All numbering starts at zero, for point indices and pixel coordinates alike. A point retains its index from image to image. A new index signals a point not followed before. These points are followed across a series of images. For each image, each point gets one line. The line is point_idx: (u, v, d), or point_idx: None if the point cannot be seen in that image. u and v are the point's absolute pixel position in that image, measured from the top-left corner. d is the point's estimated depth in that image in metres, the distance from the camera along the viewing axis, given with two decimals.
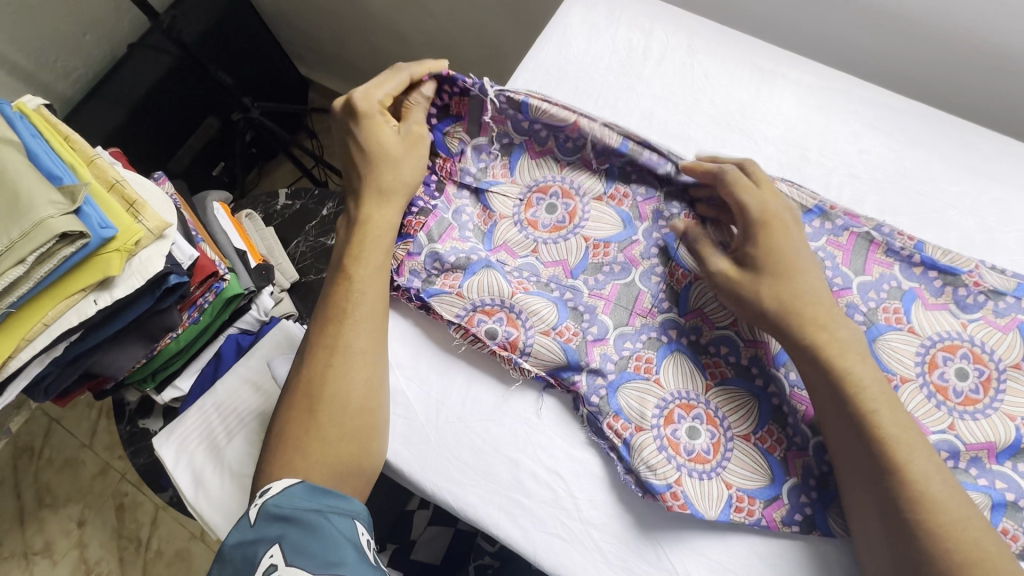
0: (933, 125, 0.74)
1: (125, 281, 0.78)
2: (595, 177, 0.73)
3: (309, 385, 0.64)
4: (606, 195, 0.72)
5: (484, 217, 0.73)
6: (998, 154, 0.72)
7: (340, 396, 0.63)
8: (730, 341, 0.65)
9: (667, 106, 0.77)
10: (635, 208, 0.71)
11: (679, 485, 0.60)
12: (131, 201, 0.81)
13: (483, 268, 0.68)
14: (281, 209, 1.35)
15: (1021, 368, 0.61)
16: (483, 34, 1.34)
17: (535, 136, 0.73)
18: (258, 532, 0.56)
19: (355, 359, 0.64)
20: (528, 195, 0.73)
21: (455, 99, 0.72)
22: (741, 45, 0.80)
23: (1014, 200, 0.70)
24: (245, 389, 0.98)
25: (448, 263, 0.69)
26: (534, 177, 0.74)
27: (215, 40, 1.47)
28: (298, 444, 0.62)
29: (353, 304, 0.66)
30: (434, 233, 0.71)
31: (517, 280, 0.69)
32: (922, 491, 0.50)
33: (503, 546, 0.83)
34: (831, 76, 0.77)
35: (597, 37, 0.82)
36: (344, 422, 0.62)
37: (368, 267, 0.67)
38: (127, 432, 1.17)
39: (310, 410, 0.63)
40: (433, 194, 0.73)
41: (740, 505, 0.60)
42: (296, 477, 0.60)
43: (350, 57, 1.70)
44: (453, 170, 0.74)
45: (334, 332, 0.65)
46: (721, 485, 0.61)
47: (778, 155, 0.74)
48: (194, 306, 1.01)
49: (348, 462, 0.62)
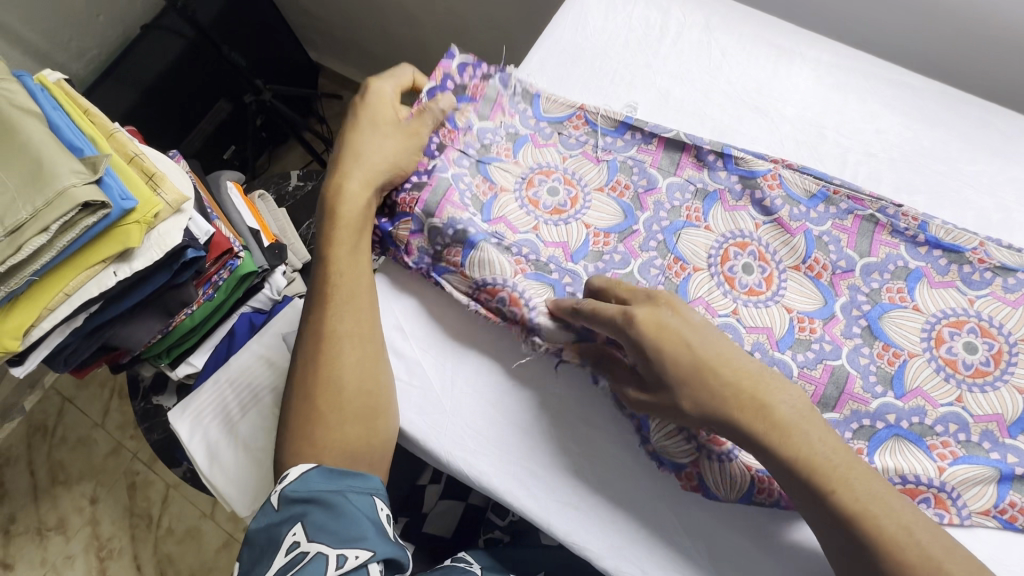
0: (951, 105, 0.73)
1: (144, 253, 0.79)
2: (598, 169, 0.72)
3: (303, 372, 0.65)
4: (607, 186, 0.71)
5: (485, 187, 0.71)
6: (1017, 133, 0.71)
7: (335, 377, 0.64)
8: (732, 328, 0.65)
9: (684, 84, 0.77)
10: (636, 199, 0.71)
11: (695, 467, 0.61)
12: (150, 174, 0.82)
13: (483, 242, 0.68)
14: (293, 191, 1.37)
15: None
16: (495, 17, 1.33)
17: (540, 131, 0.74)
18: (281, 514, 0.58)
19: (348, 339, 0.65)
20: (531, 175, 0.72)
21: (474, 82, 0.74)
22: (759, 23, 0.80)
23: None
24: (258, 365, 0.99)
25: (449, 237, 0.68)
26: (537, 162, 0.73)
27: (228, 21, 1.47)
28: (316, 416, 0.63)
29: (334, 289, 0.66)
30: (431, 204, 0.69)
31: (516, 259, 0.68)
32: None
33: (514, 520, 0.85)
34: (849, 55, 0.77)
35: (613, 15, 0.82)
36: (344, 405, 0.63)
37: (347, 251, 0.67)
38: (142, 408, 1.18)
39: (313, 395, 0.64)
40: (433, 154, 0.71)
41: (763, 487, 0.59)
42: (310, 463, 0.61)
43: (362, 41, 1.69)
44: (456, 138, 0.72)
45: (317, 320, 0.66)
46: (743, 466, 0.59)
47: (794, 134, 0.74)
48: (209, 283, 1.02)
49: (368, 434, 0.64)
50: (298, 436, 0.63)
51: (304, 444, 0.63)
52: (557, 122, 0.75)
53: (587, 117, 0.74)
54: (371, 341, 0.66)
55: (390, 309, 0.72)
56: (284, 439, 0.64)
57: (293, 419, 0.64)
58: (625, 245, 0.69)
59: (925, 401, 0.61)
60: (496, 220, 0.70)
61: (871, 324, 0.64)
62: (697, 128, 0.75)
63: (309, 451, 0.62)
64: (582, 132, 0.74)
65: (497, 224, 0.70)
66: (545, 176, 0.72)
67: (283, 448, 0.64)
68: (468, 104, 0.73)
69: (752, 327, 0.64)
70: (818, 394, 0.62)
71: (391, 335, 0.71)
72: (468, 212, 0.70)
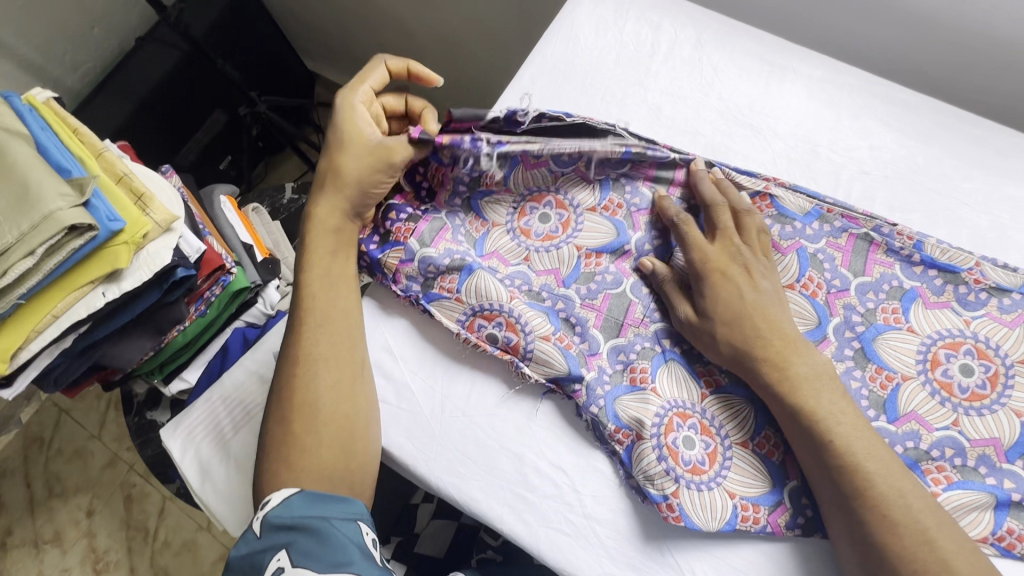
0: (946, 121, 0.73)
1: (133, 274, 0.79)
2: (590, 187, 0.71)
3: (287, 393, 0.64)
4: (600, 206, 0.71)
5: (478, 225, 0.72)
6: (1011, 150, 0.71)
7: (321, 398, 0.63)
8: None
9: (675, 100, 0.77)
10: (628, 217, 0.70)
11: (676, 497, 0.59)
12: (139, 194, 0.82)
13: (478, 270, 0.67)
14: (288, 204, 1.36)
15: None
16: (490, 28, 1.33)
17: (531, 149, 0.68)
18: (265, 542, 0.58)
19: (336, 360, 0.65)
20: (522, 204, 0.72)
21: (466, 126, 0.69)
22: (751, 39, 0.79)
23: None
24: (251, 382, 0.97)
25: (443, 266, 0.68)
26: (529, 186, 0.71)
27: (222, 34, 1.47)
28: (299, 445, 0.62)
29: (322, 310, 0.66)
30: (426, 237, 0.69)
31: (509, 288, 0.68)
32: None
33: (506, 540, 0.84)
34: (843, 71, 0.76)
35: (605, 30, 0.81)
36: (325, 429, 0.63)
37: (337, 273, 0.68)
38: (136, 423, 1.18)
39: (299, 416, 0.63)
40: (424, 200, 0.73)
41: (746, 514, 0.59)
42: (292, 487, 0.61)
43: (356, 50, 1.69)
44: (445, 178, 0.72)
45: (305, 340, 0.65)
46: (724, 494, 0.60)
47: (788, 151, 0.73)
48: (201, 299, 1.02)
49: (347, 458, 0.63)
50: (283, 456, 0.63)
51: (289, 465, 0.62)
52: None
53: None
54: (357, 361, 0.66)
55: (379, 332, 0.72)
56: (269, 460, 0.63)
57: (279, 440, 0.63)
58: (615, 264, 0.69)
59: (919, 425, 0.60)
60: (490, 253, 0.70)
61: (865, 347, 0.63)
62: (689, 144, 0.75)
63: (295, 474, 0.61)
64: None
65: (491, 258, 0.70)
66: (535, 202, 0.71)
67: (267, 469, 0.63)
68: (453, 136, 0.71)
69: None
70: None
71: (379, 357, 0.70)
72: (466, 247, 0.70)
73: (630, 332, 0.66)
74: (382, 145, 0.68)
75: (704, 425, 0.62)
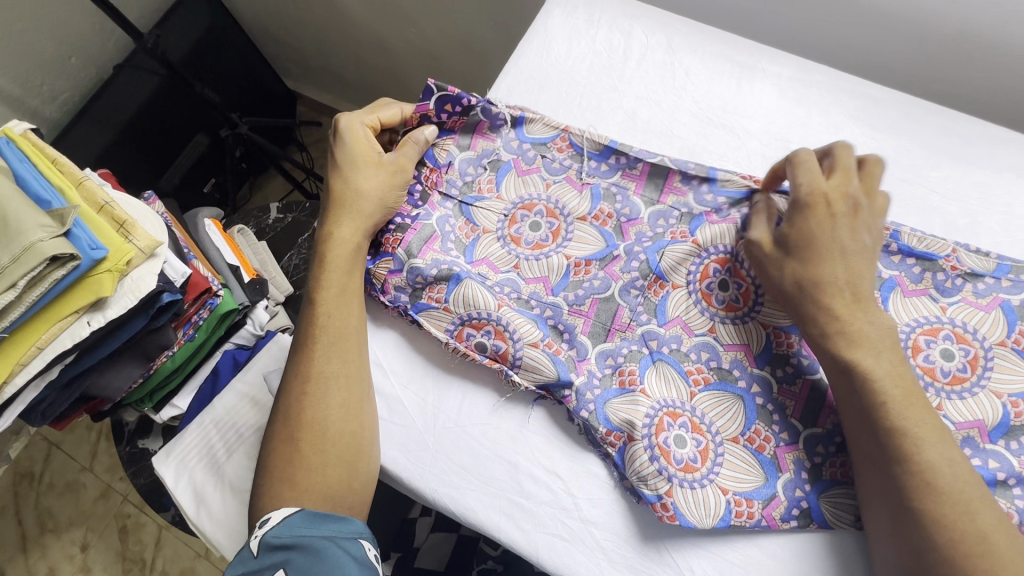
0: (912, 113, 0.75)
1: (118, 301, 0.78)
2: (581, 197, 0.72)
3: (286, 413, 0.64)
4: (590, 215, 0.71)
5: (467, 230, 0.72)
6: (977, 138, 0.73)
7: (315, 415, 0.63)
8: (710, 346, 0.66)
9: (650, 104, 0.78)
10: (617, 228, 0.71)
11: (669, 496, 0.60)
12: (121, 221, 0.82)
13: (465, 279, 0.68)
14: (273, 223, 1.36)
15: (1007, 346, 0.62)
16: (467, 41, 1.35)
17: (523, 155, 0.74)
18: (262, 562, 0.58)
19: (330, 376, 0.64)
20: (512, 212, 0.72)
21: (454, 118, 0.73)
22: (720, 41, 0.81)
23: (994, 182, 0.71)
24: (243, 405, 0.97)
25: (431, 277, 0.68)
26: (519, 195, 0.72)
27: (199, 58, 1.48)
28: (299, 464, 0.62)
29: (319, 325, 0.66)
30: (414, 247, 0.69)
31: (498, 296, 0.68)
32: (933, 483, 0.51)
33: (506, 549, 0.84)
34: (810, 69, 0.78)
35: (578, 39, 0.83)
36: (327, 447, 0.62)
37: (334, 290, 0.67)
38: (127, 453, 1.16)
39: (297, 434, 0.63)
40: (416, 203, 0.72)
41: (740, 509, 0.60)
42: (292, 507, 0.60)
43: (336, 68, 1.70)
44: (439, 181, 0.73)
45: (303, 358, 0.66)
46: (717, 491, 0.60)
47: (762, 149, 0.75)
48: (189, 323, 1.01)
49: (351, 477, 0.62)
50: (281, 476, 0.63)
51: (288, 484, 0.62)
52: (541, 144, 0.74)
53: (571, 139, 0.73)
54: (358, 376, 0.66)
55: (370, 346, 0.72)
56: (268, 480, 0.63)
57: (278, 459, 0.63)
58: (606, 270, 0.69)
59: None
60: (478, 261, 0.70)
61: None
62: (665, 146, 0.76)
63: (295, 493, 0.62)
64: (566, 154, 0.74)
65: (477, 264, 0.70)
66: (523, 213, 0.72)
67: (266, 489, 0.63)
68: (446, 138, 0.74)
69: (730, 345, 0.66)
70: (798, 411, 0.63)
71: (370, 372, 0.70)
72: (452, 256, 0.70)
73: (618, 335, 0.67)
74: (396, 159, 0.70)
75: (693, 421, 0.63)
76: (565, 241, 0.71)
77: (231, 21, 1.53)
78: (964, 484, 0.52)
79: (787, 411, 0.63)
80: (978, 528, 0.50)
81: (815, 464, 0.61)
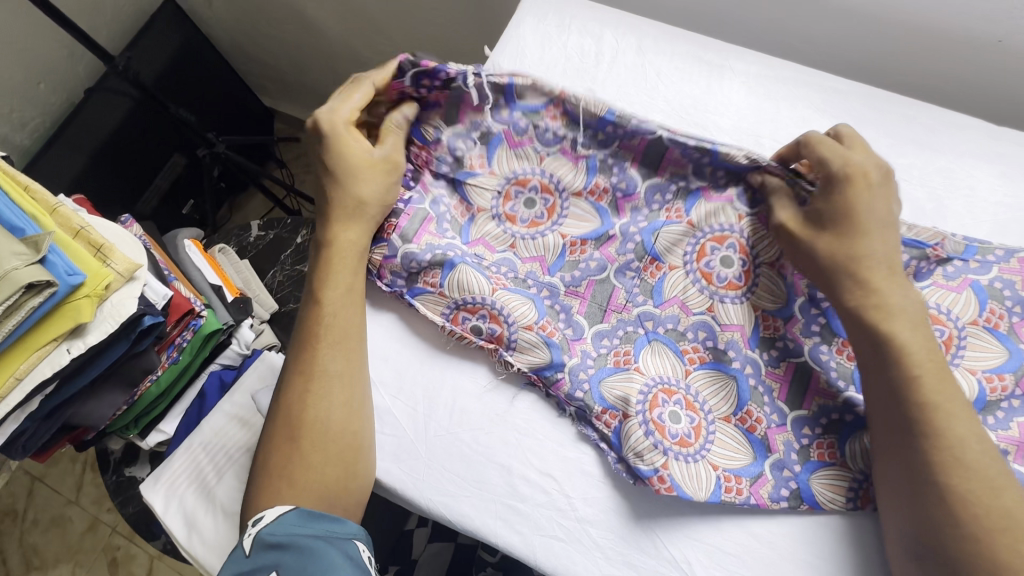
0: (875, 104, 0.77)
1: (97, 326, 0.77)
2: (576, 170, 0.71)
3: (283, 419, 0.63)
4: (585, 190, 0.71)
5: (462, 210, 0.73)
6: (938, 126, 0.76)
7: (311, 419, 0.63)
8: (707, 326, 0.67)
9: (623, 105, 0.80)
10: (613, 203, 0.71)
11: (666, 468, 0.61)
12: (98, 245, 0.81)
13: (460, 264, 0.68)
14: (255, 241, 1.35)
15: (978, 325, 0.64)
16: (441, 51, 1.36)
17: (513, 126, 0.71)
18: (254, 562, 0.57)
19: (327, 380, 0.63)
20: (507, 187, 0.72)
21: (436, 92, 0.69)
22: (688, 42, 0.83)
23: (958, 167, 0.73)
24: (232, 426, 0.95)
25: (425, 262, 0.68)
26: (512, 169, 0.72)
27: (172, 79, 1.47)
28: (299, 461, 0.61)
29: (315, 330, 0.65)
30: (408, 232, 0.70)
31: (495, 276, 0.69)
32: (956, 457, 0.52)
33: (504, 555, 0.84)
34: (776, 66, 0.81)
35: (550, 44, 0.84)
36: (328, 446, 0.62)
37: (329, 294, 0.66)
38: (114, 482, 1.13)
39: (293, 438, 0.62)
40: (409, 184, 0.73)
41: (729, 485, 0.61)
42: (289, 504, 0.60)
43: (312, 84, 1.70)
44: (429, 159, 0.73)
45: (300, 365, 0.65)
46: (708, 467, 0.61)
47: (734, 145, 0.77)
48: (172, 346, 0.99)
49: (349, 479, 0.62)
50: (278, 480, 0.62)
51: (286, 489, 0.61)
52: (533, 112, 0.70)
53: (566, 106, 0.69)
54: (355, 379, 0.65)
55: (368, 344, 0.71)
56: (264, 486, 0.62)
57: (273, 465, 0.62)
58: (601, 250, 0.70)
59: None
60: (474, 241, 0.72)
61: (829, 320, 0.64)
62: None
63: (292, 496, 0.61)
64: (560, 123, 0.70)
65: (473, 242, 0.72)
66: (514, 194, 0.72)
67: (262, 496, 0.62)
68: (434, 115, 0.71)
69: (724, 325, 0.66)
70: (784, 393, 0.64)
71: None
72: (448, 236, 0.71)
73: (613, 317, 0.68)
74: (387, 156, 0.69)
75: (685, 398, 0.64)
76: (558, 220, 0.72)
77: (204, 40, 1.52)
78: (987, 459, 0.52)
79: (774, 395, 0.64)
80: (1003, 503, 0.51)
81: (802, 448, 0.62)
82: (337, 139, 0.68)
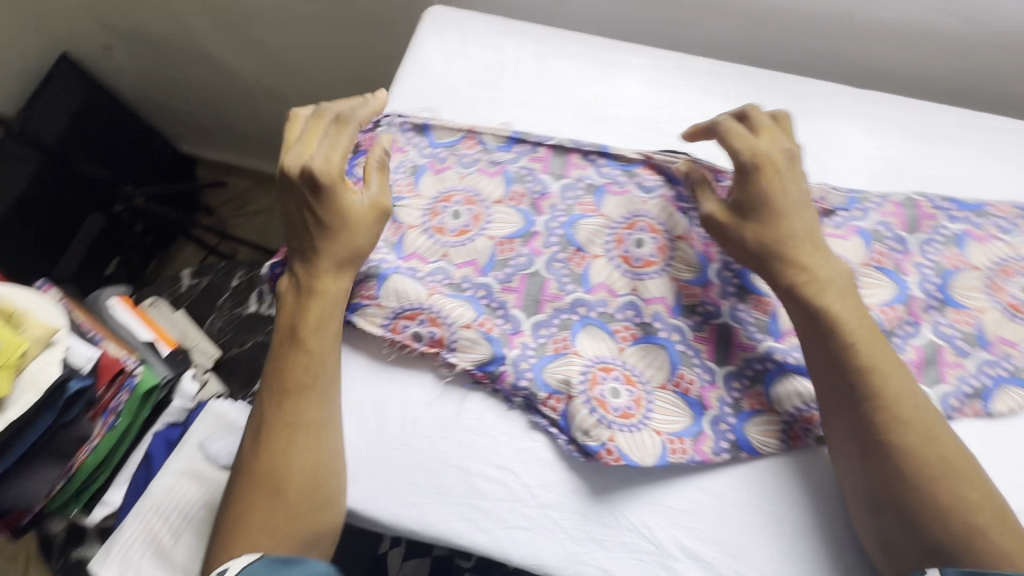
0: (755, 81, 0.85)
1: (18, 398, 0.76)
2: (493, 182, 0.77)
3: (265, 463, 0.62)
4: (506, 197, 0.76)
5: (393, 229, 0.74)
6: (810, 95, 0.84)
7: (290, 457, 0.62)
8: (634, 305, 0.71)
9: (531, 108, 0.84)
10: (532, 205, 0.76)
11: (612, 441, 0.64)
12: (9, 315, 0.80)
13: (394, 274, 0.70)
14: (188, 290, 1.30)
15: (869, 266, 0.71)
16: (356, 78, 1.38)
17: (437, 158, 0.79)
18: None
19: (312, 418, 0.64)
20: (434, 205, 0.76)
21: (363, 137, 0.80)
22: (582, 44, 0.88)
23: (831, 129, 0.82)
24: (183, 482, 0.91)
25: (360, 274, 0.70)
26: (439, 189, 0.77)
27: (79, 137, 1.42)
28: (284, 510, 0.61)
29: (301, 368, 0.65)
30: None
31: (430, 283, 0.71)
32: (893, 416, 0.58)
33: (481, 558, 0.84)
34: (663, 58, 0.88)
35: (454, 59, 0.87)
36: (313, 493, 0.61)
37: (313, 335, 0.66)
38: (60, 567, 1.05)
39: (274, 479, 0.61)
40: None
41: (674, 447, 0.64)
42: (253, 553, 0.59)
43: (230, 125, 1.67)
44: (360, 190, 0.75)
45: (286, 404, 0.64)
46: (652, 434, 0.65)
47: (636, 132, 0.82)
48: (108, 410, 0.94)
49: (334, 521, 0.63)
50: (259, 521, 0.60)
51: (268, 529, 0.60)
52: (451, 147, 0.80)
53: (478, 138, 0.80)
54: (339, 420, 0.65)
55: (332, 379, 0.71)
56: (240, 527, 0.60)
57: (249, 509, 0.61)
58: (531, 243, 0.74)
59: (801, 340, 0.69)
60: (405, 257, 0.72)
61: (743, 280, 0.71)
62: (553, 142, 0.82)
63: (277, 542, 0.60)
64: (475, 150, 0.79)
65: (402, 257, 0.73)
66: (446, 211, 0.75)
67: (238, 540, 0.60)
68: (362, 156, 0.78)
69: (648, 300, 0.71)
70: (711, 354, 0.69)
71: None
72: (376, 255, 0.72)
73: (553, 308, 0.71)
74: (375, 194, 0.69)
75: (623, 372, 0.67)
76: (486, 224, 0.75)
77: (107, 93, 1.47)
78: (919, 412, 0.59)
79: (703, 355, 0.69)
80: (940, 452, 0.57)
81: (734, 400, 0.67)
82: (321, 172, 0.66)
